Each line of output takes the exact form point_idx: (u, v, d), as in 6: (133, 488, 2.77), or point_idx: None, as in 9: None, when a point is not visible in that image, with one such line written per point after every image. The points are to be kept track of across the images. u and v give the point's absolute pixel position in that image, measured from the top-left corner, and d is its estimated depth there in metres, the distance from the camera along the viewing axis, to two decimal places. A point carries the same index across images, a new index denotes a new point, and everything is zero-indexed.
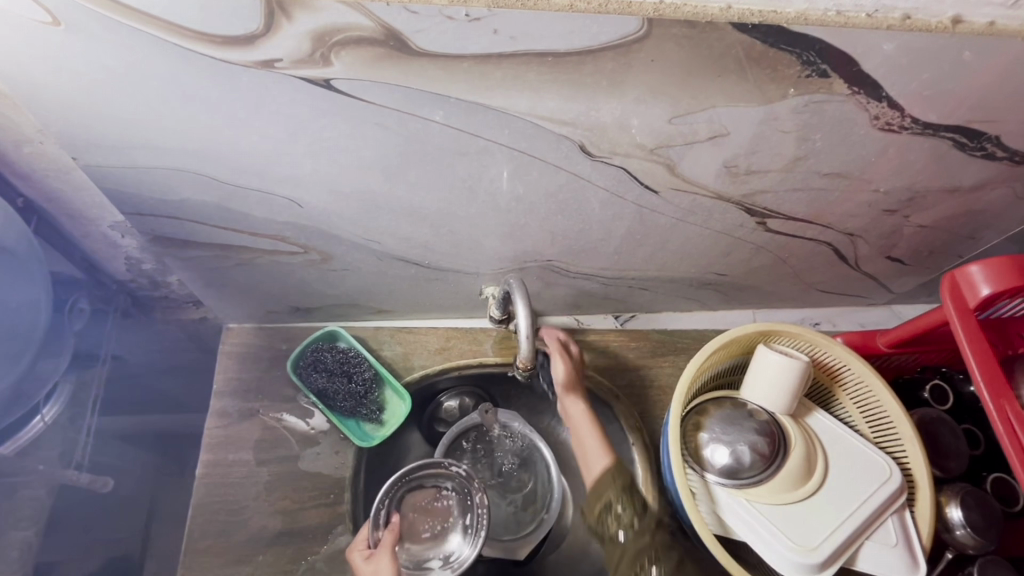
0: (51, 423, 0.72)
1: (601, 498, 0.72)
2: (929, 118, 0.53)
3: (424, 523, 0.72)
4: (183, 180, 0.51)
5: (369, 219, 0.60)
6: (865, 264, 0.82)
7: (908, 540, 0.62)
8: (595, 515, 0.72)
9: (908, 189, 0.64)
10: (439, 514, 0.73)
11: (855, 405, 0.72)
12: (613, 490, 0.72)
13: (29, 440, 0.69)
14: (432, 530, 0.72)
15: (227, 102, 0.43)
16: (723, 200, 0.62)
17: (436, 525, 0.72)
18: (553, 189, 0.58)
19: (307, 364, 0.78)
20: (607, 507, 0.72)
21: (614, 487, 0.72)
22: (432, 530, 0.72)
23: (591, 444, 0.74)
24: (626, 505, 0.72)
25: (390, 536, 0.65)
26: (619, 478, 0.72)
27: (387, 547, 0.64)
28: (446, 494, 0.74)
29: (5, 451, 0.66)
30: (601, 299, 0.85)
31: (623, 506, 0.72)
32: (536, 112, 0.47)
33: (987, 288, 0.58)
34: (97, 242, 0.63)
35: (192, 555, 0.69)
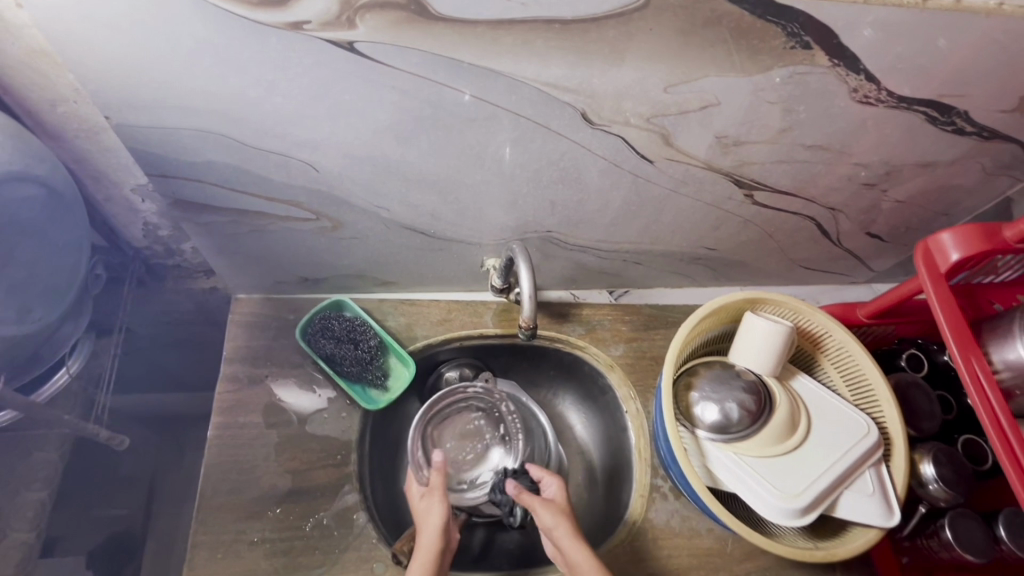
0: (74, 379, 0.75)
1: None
2: (903, 91, 0.57)
3: (465, 446, 0.89)
4: (207, 141, 0.54)
5: (381, 186, 0.63)
6: (847, 240, 0.86)
7: (884, 490, 0.66)
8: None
9: (885, 162, 0.68)
10: (473, 436, 0.91)
11: (837, 369, 0.76)
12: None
13: (52, 394, 0.72)
14: (472, 451, 0.89)
15: (256, 62, 0.47)
16: (714, 171, 0.66)
17: (474, 446, 0.90)
18: (555, 157, 0.61)
19: (315, 331, 0.80)
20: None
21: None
22: (472, 450, 0.89)
23: None
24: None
25: (439, 476, 0.72)
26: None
27: (439, 484, 0.71)
28: (474, 419, 0.92)
29: (38, 398, 0.70)
30: (597, 273, 0.89)
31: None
32: (541, 79, 0.50)
33: (956, 253, 0.62)
34: (117, 205, 0.67)
35: (204, 512, 0.72)
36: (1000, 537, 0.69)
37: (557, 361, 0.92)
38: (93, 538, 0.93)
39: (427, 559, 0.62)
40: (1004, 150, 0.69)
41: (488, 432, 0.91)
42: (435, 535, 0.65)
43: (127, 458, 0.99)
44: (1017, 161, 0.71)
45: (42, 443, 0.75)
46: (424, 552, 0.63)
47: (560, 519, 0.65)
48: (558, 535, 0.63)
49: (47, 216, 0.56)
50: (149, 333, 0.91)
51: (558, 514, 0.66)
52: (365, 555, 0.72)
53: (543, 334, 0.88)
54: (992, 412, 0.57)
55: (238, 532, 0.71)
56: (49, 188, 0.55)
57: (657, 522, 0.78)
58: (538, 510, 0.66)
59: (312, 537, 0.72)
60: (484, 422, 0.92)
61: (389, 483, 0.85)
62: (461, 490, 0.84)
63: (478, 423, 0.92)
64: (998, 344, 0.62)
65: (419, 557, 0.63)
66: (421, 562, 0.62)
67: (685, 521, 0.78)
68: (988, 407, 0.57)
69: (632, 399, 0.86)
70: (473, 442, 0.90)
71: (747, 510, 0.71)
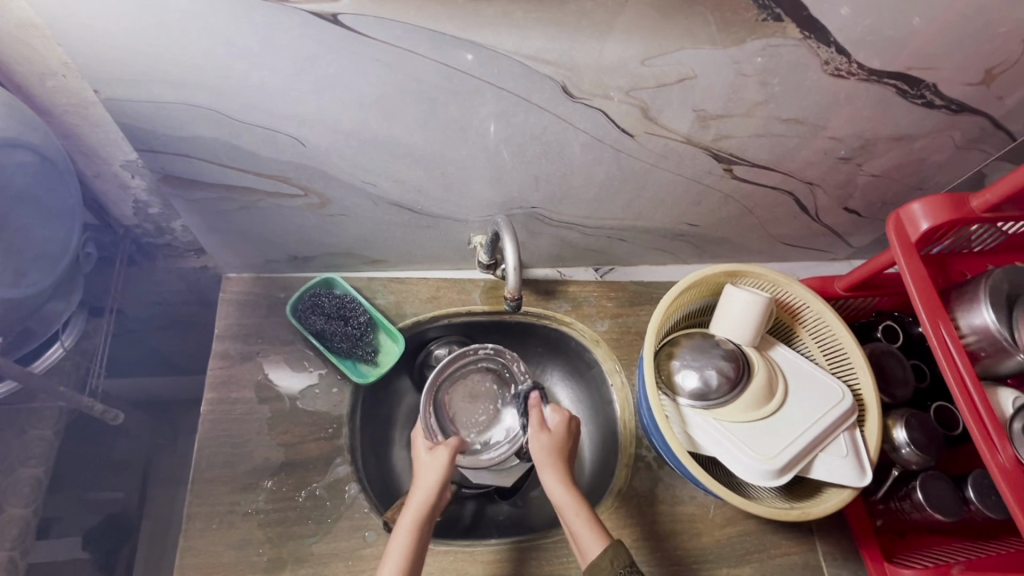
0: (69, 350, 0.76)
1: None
2: (874, 64, 0.59)
3: (478, 407, 0.87)
4: (195, 115, 0.56)
5: (367, 161, 0.64)
6: (825, 215, 0.88)
7: (858, 453, 0.69)
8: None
9: (859, 136, 0.70)
10: (484, 398, 0.88)
11: (814, 340, 0.78)
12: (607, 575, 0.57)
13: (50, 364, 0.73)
14: (485, 413, 0.87)
15: (243, 35, 0.48)
16: (693, 145, 0.68)
17: (486, 408, 0.87)
18: (538, 131, 0.63)
19: (306, 308, 0.82)
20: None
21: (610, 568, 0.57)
22: (485, 413, 0.87)
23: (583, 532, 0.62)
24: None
25: (447, 443, 0.70)
26: (620, 555, 0.58)
27: (448, 449, 0.70)
28: (485, 381, 0.89)
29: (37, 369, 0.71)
30: (583, 249, 0.91)
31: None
32: (522, 51, 0.52)
33: (926, 223, 0.63)
34: (108, 181, 0.68)
35: (199, 484, 0.73)
36: (969, 498, 0.71)
37: (545, 337, 0.94)
38: (88, 519, 0.94)
39: (414, 524, 0.63)
40: (973, 123, 0.71)
41: (499, 394, 0.88)
42: (428, 500, 0.65)
43: (121, 440, 1.00)
44: (985, 134, 0.73)
45: (37, 420, 0.76)
46: (413, 516, 0.63)
47: (549, 455, 0.69)
48: (544, 471, 0.68)
49: (41, 186, 0.57)
50: (141, 314, 0.92)
51: (550, 446, 0.70)
52: (357, 523, 0.74)
53: (530, 310, 0.90)
54: (961, 376, 0.58)
55: (233, 503, 0.73)
56: (46, 159, 0.56)
57: (641, 489, 0.80)
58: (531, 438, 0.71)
59: (305, 507, 0.73)
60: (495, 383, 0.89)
61: (380, 457, 0.87)
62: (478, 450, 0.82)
63: (490, 386, 0.89)
64: (966, 311, 0.64)
65: (407, 519, 0.63)
66: (408, 527, 0.62)
67: (669, 488, 0.81)
68: (956, 372, 0.58)
69: (617, 373, 0.88)
70: (486, 404, 0.87)
71: (727, 475, 0.74)
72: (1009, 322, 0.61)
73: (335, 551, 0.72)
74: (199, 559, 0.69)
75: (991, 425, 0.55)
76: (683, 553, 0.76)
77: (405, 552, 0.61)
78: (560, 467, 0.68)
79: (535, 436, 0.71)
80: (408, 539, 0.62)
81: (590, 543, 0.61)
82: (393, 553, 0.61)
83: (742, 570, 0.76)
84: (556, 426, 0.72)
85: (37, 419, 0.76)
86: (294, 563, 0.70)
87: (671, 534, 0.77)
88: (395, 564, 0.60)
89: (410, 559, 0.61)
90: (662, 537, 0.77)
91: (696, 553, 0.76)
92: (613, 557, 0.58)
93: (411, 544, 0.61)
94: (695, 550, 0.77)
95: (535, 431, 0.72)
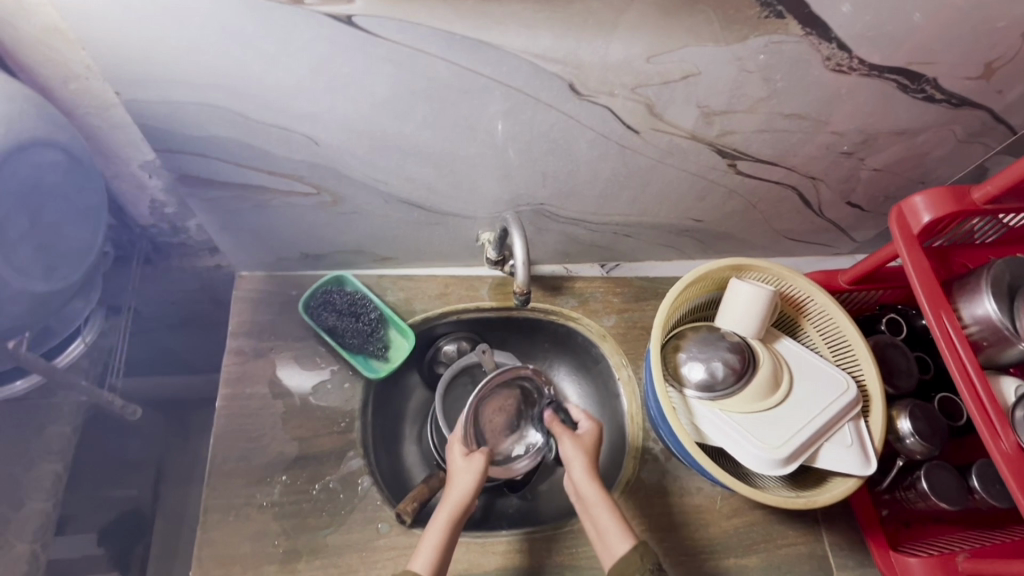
0: (90, 345, 0.78)
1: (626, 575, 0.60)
2: (874, 59, 0.60)
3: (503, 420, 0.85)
4: (213, 115, 0.57)
5: (378, 159, 0.66)
6: (828, 210, 0.90)
7: (862, 442, 0.70)
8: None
9: (861, 131, 0.72)
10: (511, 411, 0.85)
11: (819, 332, 0.79)
12: (637, 569, 0.60)
13: (74, 359, 0.75)
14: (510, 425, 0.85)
15: (261, 37, 0.49)
16: (698, 141, 0.69)
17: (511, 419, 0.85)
18: (545, 128, 0.64)
19: (318, 305, 0.83)
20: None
21: (641, 563, 0.60)
22: (508, 426, 0.84)
23: (612, 531, 0.64)
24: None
25: (480, 455, 0.71)
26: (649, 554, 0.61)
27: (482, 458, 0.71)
28: (515, 396, 0.85)
29: (60, 364, 0.73)
30: (589, 246, 0.92)
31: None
32: (530, 50, 0.53)
33: (928, 215, 0.64)
34: (126, 181, 0.70)
35: (215, 478, 0.75)
36: (973, 487, 0.73)
37: (552, 333, 0.96)
38: (103, 516, 0.96)
39: (446, 523, 0.65)
40: (974, 117, 0.72)
41: (522, 408, 0.86)
42: (461, 502, 0.67)
43: (135, 438, 1.02)
44: (986, 128, 0.74)
45: (56, 416, 0.78)
46: (445, 514, 0.65)
47: (585, 462, 0.70)
48: (574, 469, 0.70)
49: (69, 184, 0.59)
50: (155, 313, 0.94)
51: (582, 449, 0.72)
52: (370, 515, 0.75)
53: (538, 306, 0.91)
54: (967, 366, 0.58)
55: (249, 495, 0.74)
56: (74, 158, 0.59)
57: (649, 481, 0.81)
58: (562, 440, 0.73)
59: (320, 500, 0.75)
60: (522, 397, 0.86)
61: (391, 451, 0.88)
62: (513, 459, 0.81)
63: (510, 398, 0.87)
64: (968, 301, 0.65)
65: (440, 517, 0.65)
66: (440, 525, 0.65)
67: (677, 480, 0.82)
68: (961, 363, 0.59)
69: (624, 367, 0.90)
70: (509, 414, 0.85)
71: (733, 466, 0.75)
72: (1010, 311, 0.62)
73: (349, 543, 0.73)
74: (217, 550, 0.71)
75: (994, 414, 0.56)
76: (691, 544, 0.77)
77: (436, 548, 0.63)
78: (592, 469, 0.69)
79: (570, 443, 0.72)
80: (440, 537, 0.64)
81: (618, 541, 0.63)
82: (425, 549, 0.63)
83: (749, 560, 0.77)
84: (586, 432, 0.74)
85: (57, 415, 0.78)
86: (310, 554, 0.72)
87: (679, 525, 0.78)
88: (427, 560, 0.62)
89: (441, 555, 0.63)
90: (670, 528, 0.78)
91: (704, 543, 0.78)
92: (641, 557, 0.60)
93: (442, 541, 0.64)
94: (702, 540, 0.78)
95: (564, 438, 0.73)
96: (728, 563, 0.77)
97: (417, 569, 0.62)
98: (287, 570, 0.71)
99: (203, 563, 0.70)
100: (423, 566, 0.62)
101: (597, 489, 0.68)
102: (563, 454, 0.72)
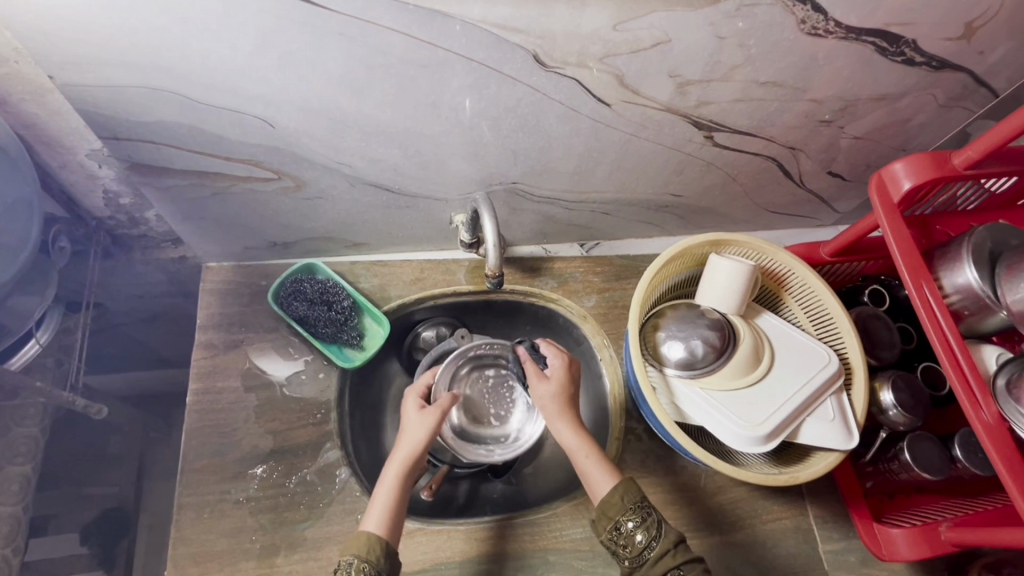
0: (45, 346, 0.76)
1: (610, 514, 0.60)
2: (851, 21, 0.58)
3: (496, 395, 0.92)
4: (156, 98, 0.54)
5: (339, 141, 0.63)
6: (810, 180, 0.88)
7: (845, 416, 0.69)
8: (607, 532, 0.61)
9: (840, 97, 0.69)
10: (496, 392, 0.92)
11: (801, 307, 0.78)
12: (619, 509, 0.60)
13: (28, 360, 0.74)
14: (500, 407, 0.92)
15: (196, 10, 0.46)
16: (672, 113, 0.67)
17: (503, 398, 0.92)
18: (512, 103, 0.62)
19: (287, 294, 0.80)
20: (617, 524, 0.60)
21: (622, 502, 0.60)
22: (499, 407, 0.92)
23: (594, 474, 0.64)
24: (638, 518, 0.60)
25: (445, 398, 0.70)
26: (631, 493, 0.61)
27: (437, 409, 0.69)
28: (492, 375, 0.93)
29: (13, 365, 0.72)
30: (566, 225, 0.90)
31: (637, 522, 0.59)
32: (489, 20, 0.50)
33: (909, 182, 0.61)
34: (74, 172, 0.68)
35: (188, 475, 0.73)
36: (956, 456, 0.72)
37: (533, 314, 0.93)
38: (85, 515, 0.94)
39: (398, 480, 0.63)
40: (955, 80, 0.70)
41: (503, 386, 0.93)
42: (411, 459, 0.65)
43: (113, 436, 1.00)
44: (968, 90, 0.72)
45: (21, 417, 0.74)
46: (396, 472, 0.64)
47: (554, 404, 0.69)
48: (548, 414, 0.69)
49: None
50: (120, 307, 0.91)
51: (561, 399, 0.70)
52: (349, 506, 0.74)
53: (515, 289, 0.89)
54: (955, 329, 0.56)
55: (223, 492, 0.72)
56: None
57: (632, 462, 0.80)
58: (536, 382, 0.72)
59: (297, 493, 0.73)
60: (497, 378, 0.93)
61: (371, 440, 0.87)
62: (486, 426, 0.90)
63: (491, 376, 0.93)
64: (948, 270, 0.64)
65: (392, 475, 0.64)
66: (392, 483, 0.63)
67: (660, 459, 0.81)
68: (943, 330, 0.57)
69: (606, 347, 0.88)
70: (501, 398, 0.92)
71: (716, 444, 0.74)
72: (991, 278, 0.61)
73: (328, 535, 0.72)
74: (192, 548, 0.69)
75: (975, 381, 0.55)
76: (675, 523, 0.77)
77: (389, 504, 0.62)
78: (565, 412, 0.69)
79: (537, 385, 0.72)
80: (391, 495, 0.62)
81: (601, 483, 0.63)
82: (376, 506, 0.62)
83: (734, 537, 0.77)
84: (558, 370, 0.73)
85: (22, 418, 0.74)
86: (288, 549, 0.70)
87: (662, 506, 0.78)
88: (378, 519, 0.60)
89: (392, 514, 0.61)
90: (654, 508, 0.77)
91: (689, 522, 0.77)
92: (624, 494, 0.61)
93: (394, 499, 0.62)
94: (687, 519, 0.77)
95: (535, 381, 0.72)
96: (715, 540, 0.76)
97: (368, 528, 0.60)
98: (265, 566, 0.69)
99: (179, 562, 0.69)
100: (375, 525, 0.60)
101: (579, 435, 0.67)
102: (535, 397, 0.71)
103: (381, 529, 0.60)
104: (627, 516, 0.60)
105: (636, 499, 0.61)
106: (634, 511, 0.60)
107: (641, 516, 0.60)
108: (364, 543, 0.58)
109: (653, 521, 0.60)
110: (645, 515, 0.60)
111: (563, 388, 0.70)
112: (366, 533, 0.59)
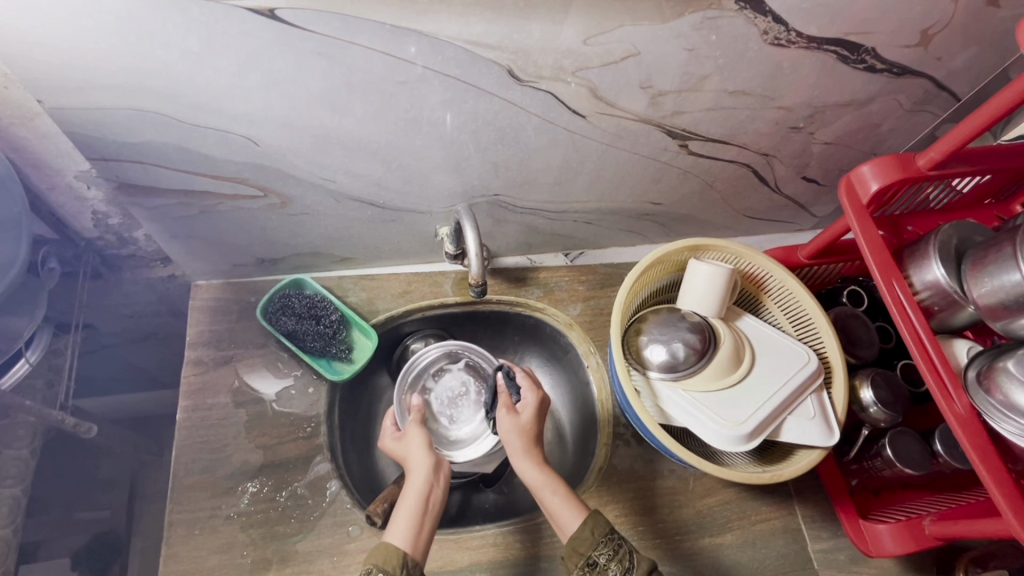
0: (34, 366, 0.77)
1: (580, 551, 0.60)
2: (812, 32, 0.60)
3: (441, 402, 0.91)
4: (143, 119, 0.56)
5: (324, 156, 0.65)
6: (785, 186, 0.90)
7: (825, 414, 0.71)
8: (577, 569, 0.59)
9: (808, 105, 0.72)
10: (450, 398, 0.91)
11: (780, 308, 0.80)
12: (591, 545, 0.59)
13: (17, 381, 0.74)
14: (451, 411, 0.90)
15: (181, 36, 0.48)
16: (647, 123, 0.69)
17: (455, 403, 0.91)
18: (490, 116, 0.64)
19: (275, 309, 0.81)
20: (589, 560, 0.59)
21: (593, 537, 0.60)
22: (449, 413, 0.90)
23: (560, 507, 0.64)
24: (608, 552, 0.59)
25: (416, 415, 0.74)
26: (600, 526, 0.61)
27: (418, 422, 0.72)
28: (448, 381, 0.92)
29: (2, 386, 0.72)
30: (549, 235, 0.92)
31: (609, 556, 0.59)
32: (463, 36, 0.52)
33: (876, 183, 0.63)
34: (62, 193, 0.69)
35: (179, 491, 0.73)
36: (937, 451, 0.73)
37: (522, 326, 0.95)
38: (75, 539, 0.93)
39: (422, 494, 0.64)
40: (917, 85, 0.73)
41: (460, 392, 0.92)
42: (429, 474, 0.66)
43: (104, 459, 1.00)
44: (930, 95, 0.75)
45: (11, 439, 0.75)
46: (420, 486, 0.64)
47: (519, 440, 0.70)
48: (514, 456, 0.69)
49: None
50: (109, 328, 0.92)
51: (526, 436, 0.70)
52: (340, 519, 0.74)
53: (502, 298, 0.91)
54: (928, 328, 0.58)
55: (214, 507, 0.73)
56: None
57: (620, 466, 0.81)
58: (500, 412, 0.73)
59: (288, 506, 0.74)
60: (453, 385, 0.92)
61: (362, 452, 0.88)
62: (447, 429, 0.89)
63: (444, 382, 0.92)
64: (918, 267, 0.66)
65: (414, 490, 0.64)
66: (414, 498, 0.63)
67: (648, 463, 0.82)
68: (913, 331, 0.58)
69: (592, 354, 0.89)
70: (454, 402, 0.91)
71: (701, 445, 0.75)
72: (958, 273, 0.63)
73: (320, 548, 0.72)
74: (184, 564, 0.69)
75: (947, 374, 0.56)
76: (663, 527, 0.77)
77: (413, 517, 0.61)
78: (529, 449, 0.69)
79: (506, 420, 0.72)
80: (414, 509, 0.62)
81: (569, 519, 0.63)
82: (398, 521, 0.61)
83: (722, 538, 0.78)
84: (527, 408, 0.73)
85: (12, 440, 0.75)
86: (280, 563, 0.71)
87: (650, 509, 0.78)
88: (403, 532, 0.60)
89: (418, 526, 0.61)
90: (643, 510, 0.78)
91: (678, 525, 0.78)
92: (594, 528, 0.60)
93: (417, 513, 0.62)
94: (676, 522, 0.78)
95: (504, 413, 0.72)
96: (704, 542, 0.77)
97: (394, 540, 0.59)
98: None
99: None
100: (399, 538, 0.59)
101: (541, 472, 0.67)
102: (501, 430, 0.72)
103: (406, 542, 0.59)
104: (599, 552, 0.59)
105: (604, 530, 0.61)
106: (605, 540, 0.60)
107: (612, 548, 0.60)
108: (384, 553, 0.57)
109: (624, 553, 0.60)
110: (615, 547, 0.60)
111: (531, 418, 0.72)
112: (388, 544, 0.58)
